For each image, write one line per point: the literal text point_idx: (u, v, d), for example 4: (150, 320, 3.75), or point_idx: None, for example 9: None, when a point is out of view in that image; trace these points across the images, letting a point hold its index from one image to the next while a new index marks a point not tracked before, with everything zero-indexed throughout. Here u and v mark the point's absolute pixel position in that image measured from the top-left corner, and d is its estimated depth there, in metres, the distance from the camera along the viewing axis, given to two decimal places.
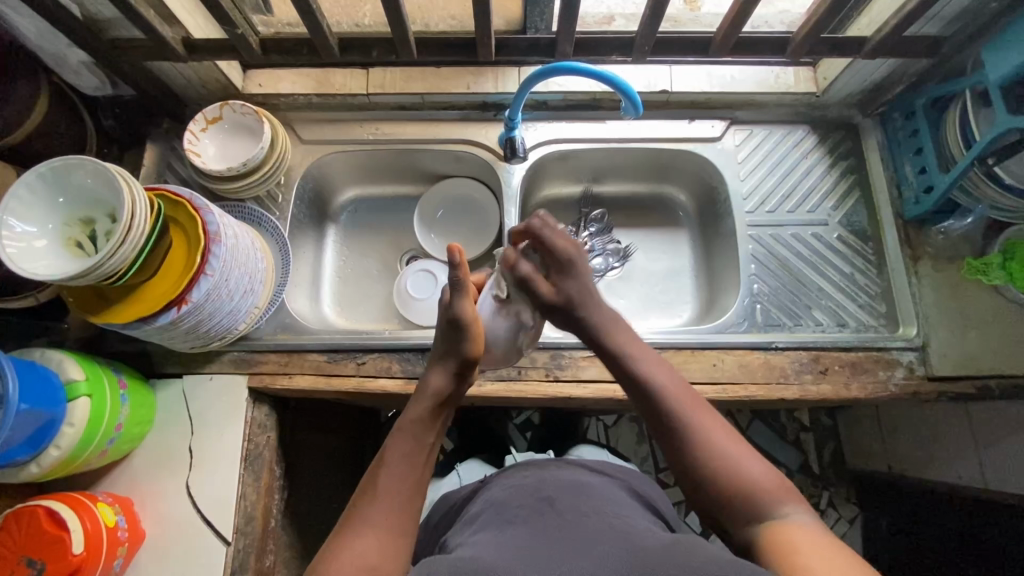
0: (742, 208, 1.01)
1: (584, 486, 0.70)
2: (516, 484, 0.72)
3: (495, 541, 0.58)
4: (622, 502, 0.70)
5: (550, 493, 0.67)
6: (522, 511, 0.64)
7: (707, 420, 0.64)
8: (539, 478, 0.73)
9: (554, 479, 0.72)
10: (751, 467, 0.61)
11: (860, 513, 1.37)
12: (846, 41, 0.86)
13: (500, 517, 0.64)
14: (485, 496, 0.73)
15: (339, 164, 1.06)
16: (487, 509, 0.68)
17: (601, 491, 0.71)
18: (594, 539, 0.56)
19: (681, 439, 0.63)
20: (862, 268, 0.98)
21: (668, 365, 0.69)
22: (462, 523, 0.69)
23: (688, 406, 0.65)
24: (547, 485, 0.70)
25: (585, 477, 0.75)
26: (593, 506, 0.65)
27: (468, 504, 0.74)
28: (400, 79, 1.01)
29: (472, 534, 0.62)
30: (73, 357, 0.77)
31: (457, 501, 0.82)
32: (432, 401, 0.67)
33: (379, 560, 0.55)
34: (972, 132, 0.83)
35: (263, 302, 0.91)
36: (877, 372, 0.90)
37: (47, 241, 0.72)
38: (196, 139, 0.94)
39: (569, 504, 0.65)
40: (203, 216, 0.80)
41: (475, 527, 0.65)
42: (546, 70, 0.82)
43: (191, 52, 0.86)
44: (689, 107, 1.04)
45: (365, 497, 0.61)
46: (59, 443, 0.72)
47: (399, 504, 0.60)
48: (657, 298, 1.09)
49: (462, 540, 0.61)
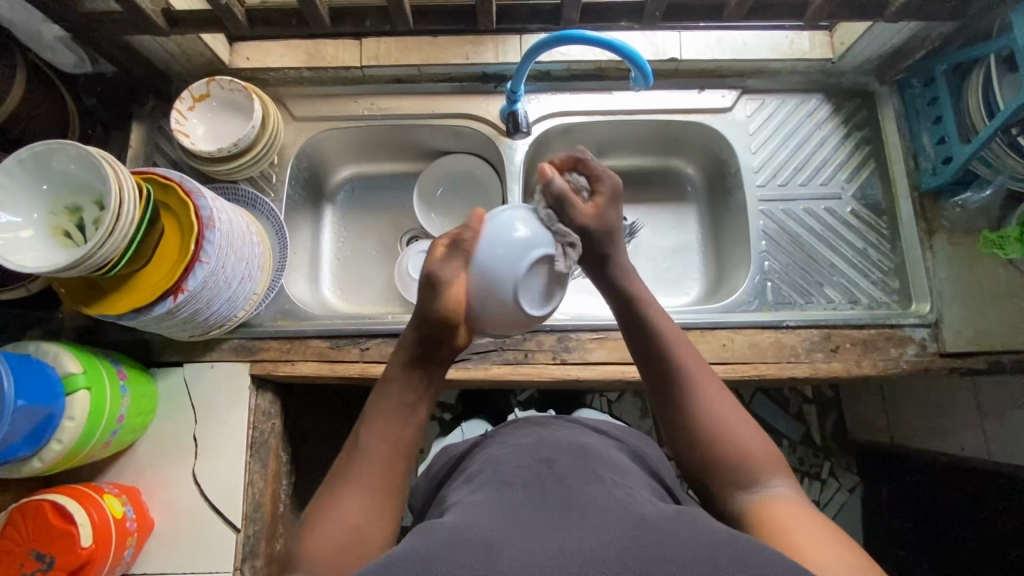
0: (753, 182, 0.98)
1: (585, 450, 0.69)
2: (515, 447, 0.70)
3: (496, 505, 0.56)
4: (622, 464, 0.69)
5: (550, 456, 0.66)
6: (522, 473, 0.63)
7: (707, 384, 0.63)
8: (537, 439, 0.71)
9: (556, 440, 0.71)
10: (742, 431, 0.60)
11: (860, 483, 1.39)
12: (867, 3, 0.80)
13: (499, 477, 0.63)
14: (483, 455, 0.72)
15: (333, 140, 1.02)
16: (487, 469, 0.66)
17: (602, 455, 0.69)
18: (599, 507, 0.54)
19: (685, 404, 0.62)
20: (875, 242, 0.95)
21: (700, 356, 0.65)
22: (460, 482, 0.67)
23: (720, 406, 0.61)
24: (547, 448, 0.68)
25: (588, 438, 0.74)
26: (595, 468, 0.63)
27: (466, 465, 0.73)
28: (395, 50, 0.96)
29: (471, 493, 0.61)
30: (69, 350, 0.74)
31: (455, 459, 0.81)
32: (404, 359, 0.62)
33: (364, 518, 0.54)
34: (995, 100, 0.79)
35: (261, 287, 0.89)
36: (889, 349, 0.89)
37: (33, 232, 0.69)
38: (183, 118, 0.90)
39: (569, 468, 0.63)
40: (195, 200, 0.77)
41: (472, 486, 0.63)
42: (548, 41, 0.77)
43: (172, 25, 0.80)
44: (699, 76, 0.99)
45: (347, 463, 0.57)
46: (61, 437, 0.71)
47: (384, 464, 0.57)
48: (663, 276, 1.06)
49: (458, 502, 0.60)
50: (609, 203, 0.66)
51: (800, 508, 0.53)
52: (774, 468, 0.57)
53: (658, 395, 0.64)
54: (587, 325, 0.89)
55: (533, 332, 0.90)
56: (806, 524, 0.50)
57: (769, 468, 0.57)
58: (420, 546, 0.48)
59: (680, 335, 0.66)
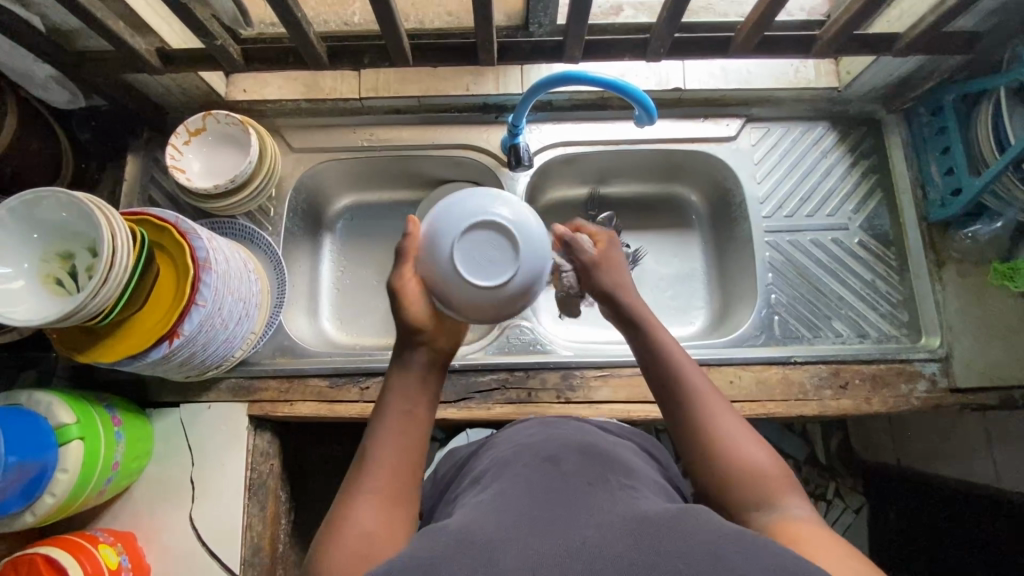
0: (759, 213, 0.96)
1: (594, 444, 0.64)
2: (520, 444, 0.65)
3: (499, 496, 0.52)
4: (631, 461, 0.64)
5: (557, 451, 0.61)
6: (528, 468, 0.57)
7: (715, 403, 0.60)
8: (545, 434, 0.66)
9: (563, 435, 0.66)
10: (753, 451, 0.56)
11: (866, 503, 1.32)
12: (876, 38, 0.79)
13: (503, 472, 0.58)
14: (488, 455, 0.67)
15: (331, 172, 1.01)
16: (493, 467, 0.62)
17: (611, 451, 0.64)
18: (606, 503, 0.50)
19: (695, 426, 0.59)
20: (884, 275, 0.94)
21: (708, 379, 0.62)
22: (468, 482, 0.63)
23: (730, 428, 0.58)
24: (554, 443, 0.63)
25: (597, 435, 0.68)
26: (606, 464, 0.59)
27: (471, 465, 0.68)
28: (394, 81, 0.95)
29: (477, 492, 0.56)
30: (62, 399, 0.72)
31: (462, 460, 0.76)
32: (396, 366, 0.58)
33: (380, 528, 0.50)
34: (1005, 134, 0.77)
35: (259, 326, 0.87)
36: (899, 386, 0.87)
37: (24, 282, 0.67)
38: (178, 154, 0.88)
39: (578, 462, 0.58)
40: (190, 241, 0.75)
41: (479, 485, 0.59)
42: (550, 79, 0.76)
43: (167, 63, 0.78)
44: (703, 105, 0.98)
45: (336, 533, 0.49)
46: (53, 490, 0.69)
47: (388, 517, 0.51)
48: (668, 305, 1.04)
49: (467, 500, 0.55)
50: (608, 240, 0.72)
51: (817, 526, 0.50)
52: (786, 486, 0.54)
53: (671, 420, 0.61)
54: (591, 362, 0.88)
55: (537, 370, 0.88)
56: (819, 537, 0.48)
57: (781, 487, 0.54)
58: (425, 547, 0.45)
59: (687, 358, 0.63)
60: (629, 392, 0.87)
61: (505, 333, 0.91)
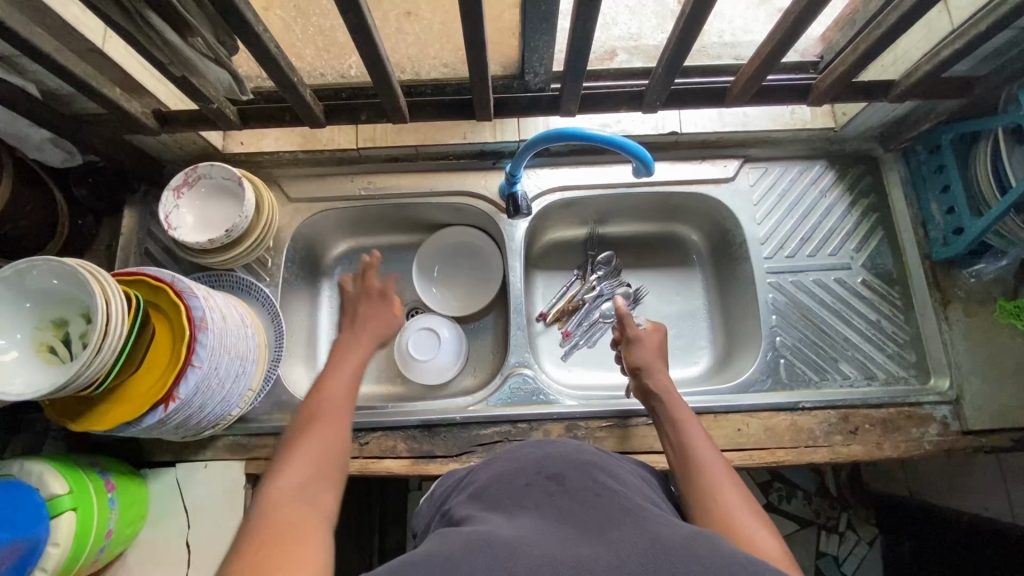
0: (760, 254, 0.96)
1: (593, 459, 0.62)
2: (518, 459, 0.62)
3: (505, 519, 0.49)
4: (628, 480, 0.61)
5: (557, 470, 0.58)
6: (529, 493, 0.54)
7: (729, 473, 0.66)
8: (541, 450, 0.63)
9: (563, 451, 0.63)
10: (759, 518, 0.59)
11: (880, 534, 1.28)
12: (870, 85, 0.79)
13: (504, 496, 0.55)
14: (483, 471, 0.63)
15: (329, 220, 1.00)
16: (491, 485, 0.58)
17: (608, 468, 0.61)
18: (613, 520, 0.48)
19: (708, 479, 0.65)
20: (889, 314, 0.93)
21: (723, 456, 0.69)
22: (464, 495, 0.60)
23: (737, 490, 0.63)
24: (554, 459, 0.60)
25: (587, 449, 0.65)
26: (606, 482, 0.57)
27: (466, 481, 0.65)
28: (392, 132, 0.96)
29: (479, 511, 0.54)
30: (54, 468, 0.70)
31: (456, 479, 0.69)
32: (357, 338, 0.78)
33: (331, 439, 0.62)
34: (1005, 173, 0.77)
35: (256, 383, 0.86)
36: (910, 430, 0.86)
37: (16, 353, 0.66)
38: (174, 207, 0.87)
39: (580, 481, 0.56)
40: (186, 299, 0.74)
41: (480, 500, 0.57)
42: (549, 134, 0.78)
43: (164, 123, 0.79)
44: (701, 147, 0.98)
45: (286, 464, 0.58)
46: (44, 565, 0.66)
47: (327, 441, 0.62)
48: (672, 345, 1.03)
49: (470, 515, 0.53)
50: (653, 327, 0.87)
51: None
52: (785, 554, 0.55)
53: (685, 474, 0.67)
54: (596, 412, 0.87)
55: (540, 421, 0.87)
56: None
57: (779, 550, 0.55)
58: (435, 551, 0.44)
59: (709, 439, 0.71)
60: (634, 442, 0.85)
61: (507, 382, 0.90)
